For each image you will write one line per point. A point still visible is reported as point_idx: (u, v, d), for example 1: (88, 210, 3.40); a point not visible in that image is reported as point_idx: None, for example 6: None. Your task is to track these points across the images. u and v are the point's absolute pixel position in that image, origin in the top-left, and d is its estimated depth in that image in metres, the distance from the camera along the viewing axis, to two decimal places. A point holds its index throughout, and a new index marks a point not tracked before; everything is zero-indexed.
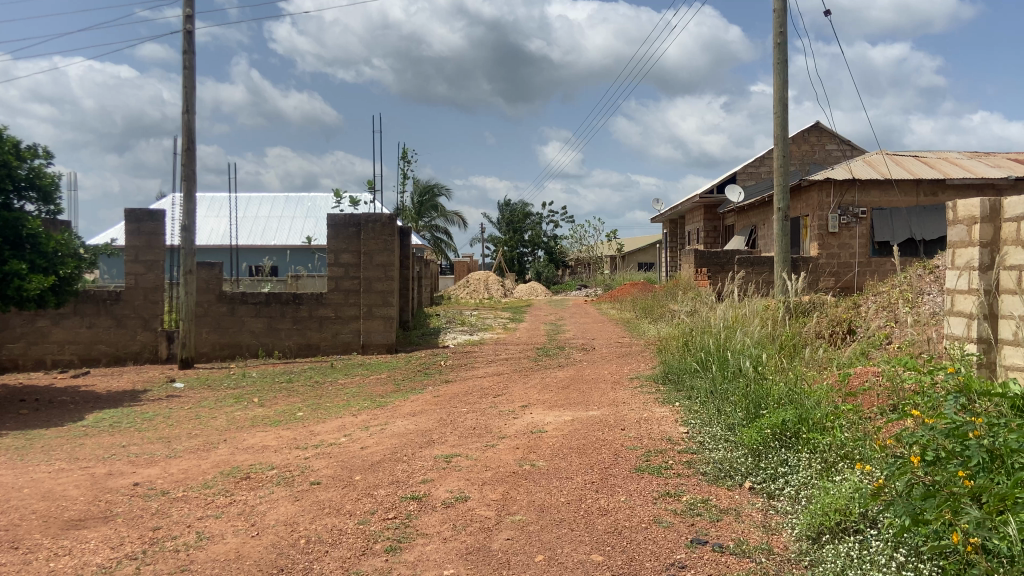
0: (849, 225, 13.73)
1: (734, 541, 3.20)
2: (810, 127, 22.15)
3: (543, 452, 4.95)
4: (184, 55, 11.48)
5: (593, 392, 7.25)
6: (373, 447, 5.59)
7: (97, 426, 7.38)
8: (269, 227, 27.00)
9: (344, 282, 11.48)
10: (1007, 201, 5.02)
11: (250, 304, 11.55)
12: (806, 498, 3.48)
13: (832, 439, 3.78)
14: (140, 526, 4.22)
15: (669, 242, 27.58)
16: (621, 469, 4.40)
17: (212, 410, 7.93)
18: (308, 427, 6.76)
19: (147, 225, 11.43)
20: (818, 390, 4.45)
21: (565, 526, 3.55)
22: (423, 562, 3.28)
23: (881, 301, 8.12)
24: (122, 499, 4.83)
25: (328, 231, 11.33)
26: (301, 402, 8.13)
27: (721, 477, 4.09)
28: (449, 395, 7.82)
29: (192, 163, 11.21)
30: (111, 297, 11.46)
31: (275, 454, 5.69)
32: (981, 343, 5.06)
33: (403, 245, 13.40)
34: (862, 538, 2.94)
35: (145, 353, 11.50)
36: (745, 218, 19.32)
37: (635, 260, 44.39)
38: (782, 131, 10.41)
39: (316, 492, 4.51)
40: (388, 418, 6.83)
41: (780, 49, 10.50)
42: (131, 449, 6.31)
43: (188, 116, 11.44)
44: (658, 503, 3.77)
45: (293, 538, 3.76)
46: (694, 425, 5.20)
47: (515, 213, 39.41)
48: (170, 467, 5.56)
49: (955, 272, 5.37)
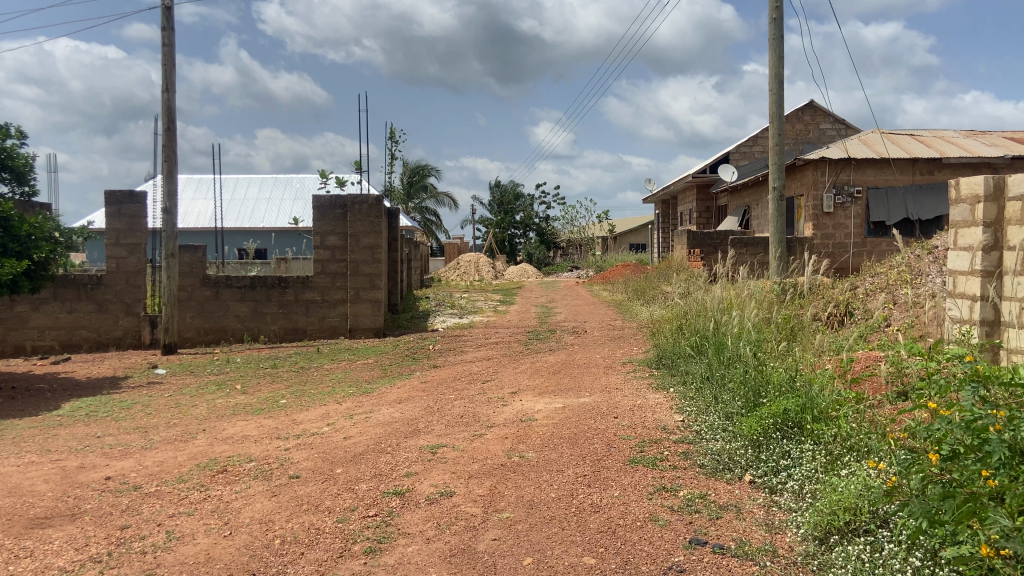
0: (843, 205, 13.53)
1: (735, 542, 3.01)
2: (804, 106, 21.90)
3: (533, 443, 4.75)
4: (162, 32, 11.09)
5: (584, 377, 7.07)
6: (357, 437, 5.38)
7: (72, 415, 7.14)
8: (257, 208, 26.61)
9: (331, 265, 11.20)
10: (1011, 178, 4.82)
11: (235, 288, 11.27)
12: (811, 495, 3.30)
13: (838, 431, 3.61)
14: (108, 525, 4.00)
15: (661, 222, 27.37)
16: (614, 461, 4.20)
17: (193, 398, 7.69)
18: (290, 415, 6.54)
19: (127, 208, 11.10)
20: (822, 376, 4.25)
21: (556, 525, 3.35)
22: (404, 566, 3.07)
23: (878, 283, 7.95)
24: (91, 495, 4.59)
25: (314, 213, 11.05)
26: (286, 388, 7.91)
27: (719, 470, 3.89)
28: (437, 380, 7.63)
29: (173, 143, 10.86)
30: (92, 281, 11.16)
31: (255, 444, 5.46)
32: (984, 326, 4.91)
33: (391, 226, 13.11)
34: (873, 540, 2.74)
35: (127, 338, 11.21)
36: (738, 198, 19.07)
37: (627, 241, 44.53)
38: (779, 109, 10.17)
39: (295, 487, 4.30)
40: (374, 405, 6.62)
41: (776, 24, 10.22)
42: (106, 439, 6.07)
43: (167, 95, 11.07)
44: (654, 499, 3.56)
45: (268, 538, 3.54)
46: (690, 413, 5.00)
47: (506, 194, 38.95)
48: (145, 460, 5.33)
49: (957, 253, 5.19)
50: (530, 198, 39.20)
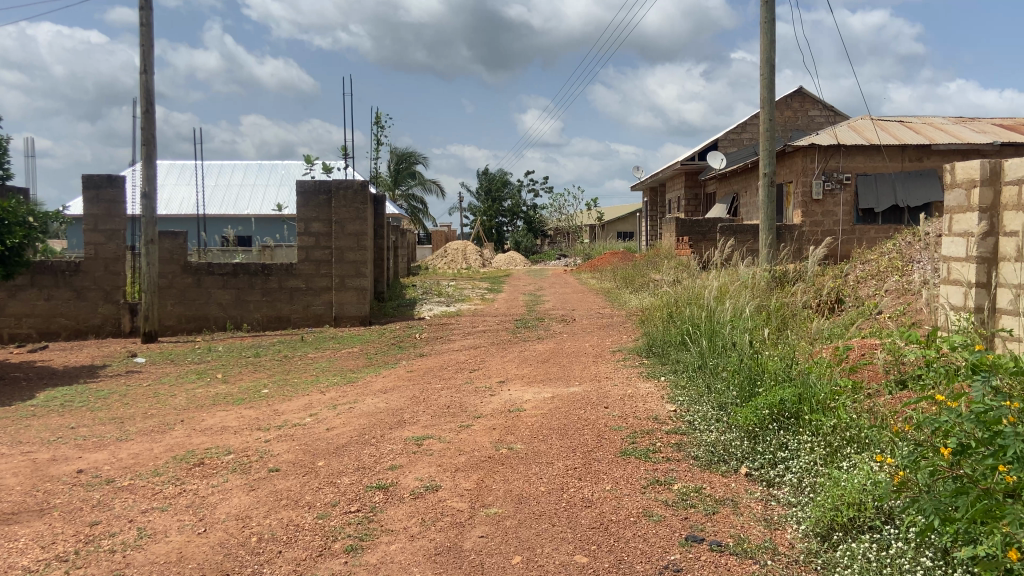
0: (833, 192, 13.44)
1: (734, 539, 2.88)
2: (793, 94, 21.84)
3: (521, 434, 4.60)
4: (140, 11, 10.76)
5: (574, 366, 6.93)
6: (340, 428, 5.21)
7: (46, 406, 6.90)
8: (241, 195, 26.22)
9: (315, 252, 10.98)
10: (1007, 163, 4.70)
11: (217, 275, 11.03)
12: (811, 489, 3.17)
13: (837, 421, 3.47)
14: (78, 521, 3.82)
15: (649, 210, 27.25)
16: (605, 453, 4.07)
17: (172, 388, 7.47)
18: (271, 405, 6.36)
19: (105, 192, 10.82)
20: (819, 365, 4.11)
21: (546, 521, 3.21)
22: (386, 565, 2.93)
23: (869, 270, 7.85)
24: (62, 489, 4.41)
25: (298, 198, 10.81)
26: (268, 378, 7.71)
27: (714, 463, 3.76)
28: (422, 369, 7.48)
29: (152, 127, 10.57)
30: (69, 268, 10.87)
31: (234, 436, 5.28)
32: (979, 314, 4.76)
33: (377, 212, 12.91)
34: (879, 537, 2.62)
35: (107, 327, 10.95)
36: (727, 185, 18.94)
37: (615, 229, 44.43)
38: (769, 94, 10.04)
39: (274, 481, 4.13)
40: (359, 394, 6.46)
41: (767, 7, 10.05)
42: (80, 431, 5.86)
43: (145, 76, 10.75)
44: (647, 492, 3.44)
45: (244, 536, 3.37)
46: (682, 403, 4.87)
47: (494, 181, 38.73)
48: (119, 452, 5.14)
49: (952, 239, 5.06)
50: (518, 185, 38.93)
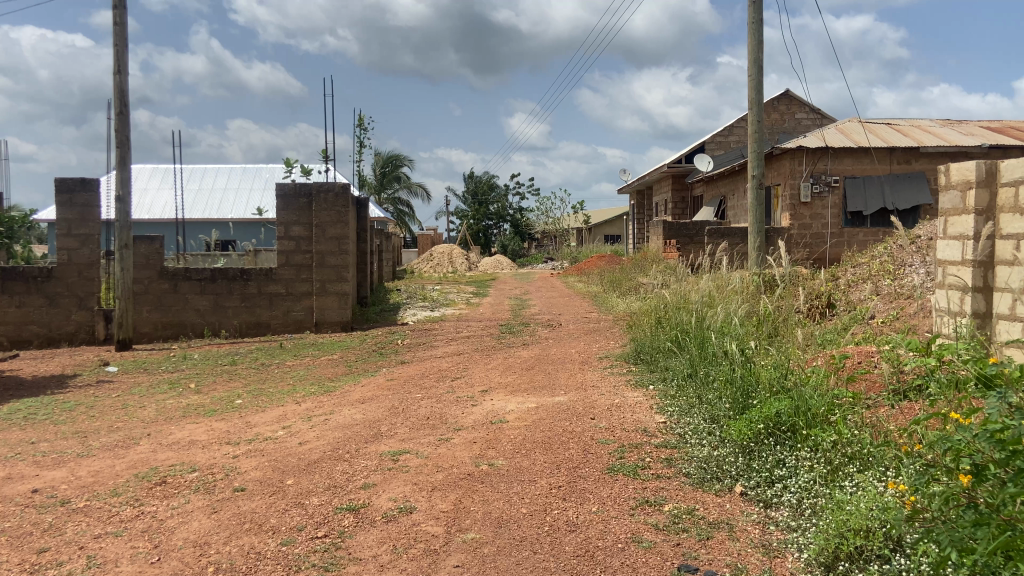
0: (821, 195, 13.33)
1: (731, 569, 2.66)
2: (779, 96, 21.82)
3: (503, 449, 4.36)
4: (114, 10, 10.45)
5: (559, 374, 6.68)
6: (313, 442, 4.94)
7: (8, 419, 6.58)
8: (225, 199, 25.83)
9: (295, 256, 10.69)
10: (1004, 164, 4.52)
11: (194, 281, 10.72)
12: (812, 512, 2.96)
13: (838, 437, 3.26)
14: (25, 548, 3.52)
15: (635, 213, 27.05)
16: (591, 469, 3.84)
17: (142, 399, 7.16)
18: (244, 417, 6.08)
19: (79, 196, 10.47)
20: (816, 374, 3.90)
21: (527, 548, 2.98)
22: None
23: (861, 272, 7.68)
24: (13, 511, 4.11)
25: (278, 202, 10.52)
26: (243, 388, 7.41)
27: (707, 481, 3.54)
28: (403, 378, 7.21)
29: (126, 129, 10.25)
30: (42, 274, 10.51)
31: (202, 451, 5.01)
32: (975, 318, 4.58)
33: (360, 216, 12.62)
34: (889, 569, 2.40)
35: (80, 334, 10.60)
36: (714, 188, 18.82)
37: (602, 232, 44.33)
38: (757, 96, 9.89)
39: (239, 502, 3.87)
40: (335, 405, 6.19)
41: (754, 7, 9.91)
42: (40, 447, 5.55)
43: (120, 76, 10.43)
44: (637, 515, 3.21)
45: (201, 565, 3.12)
46: (672, 414, 4.66)
47: (480, 184, 38.51)
48: (79, 469, 4.85)
49: (947, 242, 4.89)
50: (505, 189, 38.74)
